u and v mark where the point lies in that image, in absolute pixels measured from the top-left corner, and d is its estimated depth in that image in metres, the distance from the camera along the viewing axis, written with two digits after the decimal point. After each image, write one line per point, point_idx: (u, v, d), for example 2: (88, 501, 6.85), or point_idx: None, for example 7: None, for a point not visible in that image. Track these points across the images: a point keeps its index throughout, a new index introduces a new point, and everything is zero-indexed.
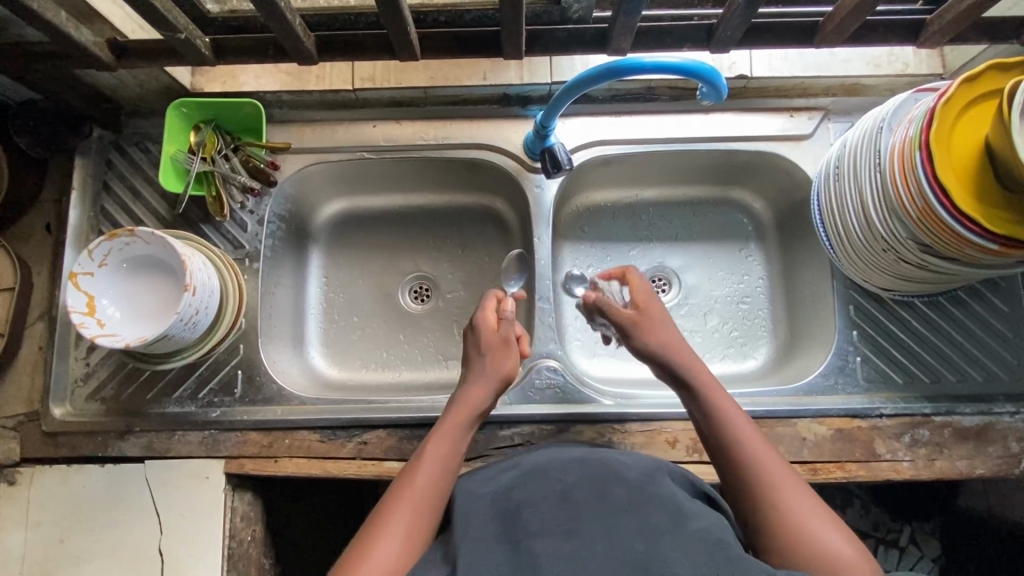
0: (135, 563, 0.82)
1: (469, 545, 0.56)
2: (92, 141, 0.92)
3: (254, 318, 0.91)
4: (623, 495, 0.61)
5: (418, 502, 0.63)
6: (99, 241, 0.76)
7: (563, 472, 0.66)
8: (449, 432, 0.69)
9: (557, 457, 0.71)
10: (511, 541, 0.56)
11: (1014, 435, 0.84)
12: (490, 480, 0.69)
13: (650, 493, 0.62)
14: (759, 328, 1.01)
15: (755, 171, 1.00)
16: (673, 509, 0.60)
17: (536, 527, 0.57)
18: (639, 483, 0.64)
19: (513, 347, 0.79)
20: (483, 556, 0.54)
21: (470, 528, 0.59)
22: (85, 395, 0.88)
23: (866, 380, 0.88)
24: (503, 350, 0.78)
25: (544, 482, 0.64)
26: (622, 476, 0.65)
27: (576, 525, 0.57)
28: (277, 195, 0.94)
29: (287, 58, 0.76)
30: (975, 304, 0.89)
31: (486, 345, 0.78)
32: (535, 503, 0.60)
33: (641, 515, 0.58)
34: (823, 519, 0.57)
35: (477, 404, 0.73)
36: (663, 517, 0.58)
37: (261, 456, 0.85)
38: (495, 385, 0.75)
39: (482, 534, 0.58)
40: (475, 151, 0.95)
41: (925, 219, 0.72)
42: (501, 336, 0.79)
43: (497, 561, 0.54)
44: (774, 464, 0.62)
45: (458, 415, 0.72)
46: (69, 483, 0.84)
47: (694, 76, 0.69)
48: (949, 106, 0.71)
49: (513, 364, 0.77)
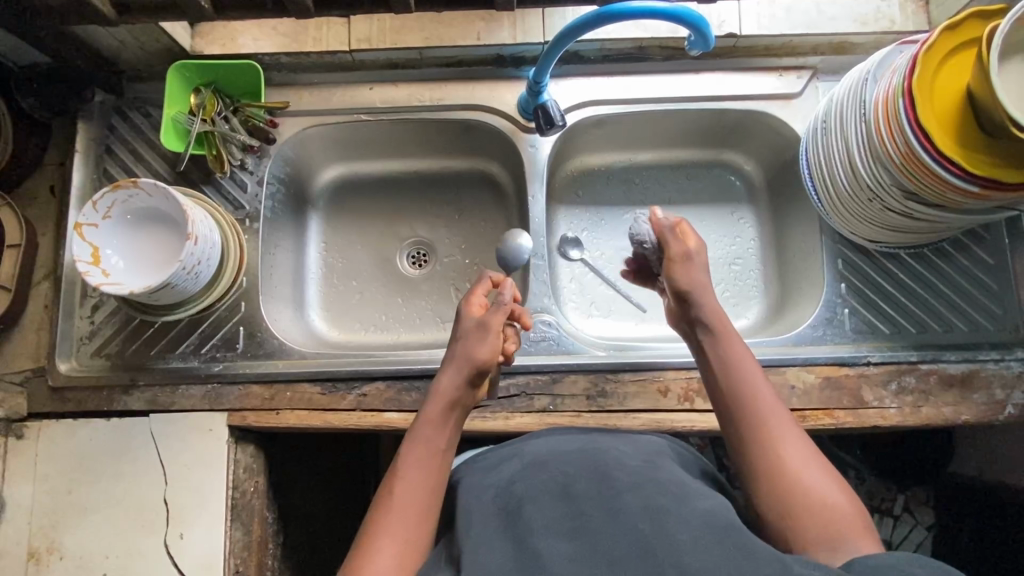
0: (142, 512, 0.84)
1: (472, 543, 0.59)
2: (95, 106, 0.94)
3: (254, 276, 0.92)
4: (624, 477, 0.62)
5: (404, 513, 0.64)
6: (102, 192, 0.78)
7: (563, 462, 0.67)
8: (421, 428, 0.71)
9: (557, 447, 0.71)
10: (515, 537, 0.58)
11: (1000, 382, 0.86)
12: (491, 475, 0.69)
13: (652, 476, 0.63)
14: (751, 288, 1.03)
15: (746, 132, 1.01)
16: (675, 490, 0.61)
17: (539, 524, 0.58)
18: (640, 468, 0.65)
19: (489, 333, 0.75)
20: (487, 554, 0.57)
21: (472, 528, 0.61)
22: (90, 351, 0.90)
23: (854, 331, 0.90)
24: (477, 337, 0.75)
25: (545, 473, 0.65)
26: (624, 461, 0.66)
27: (580, 520, 0.58)
28: (276, 156, 0.96)
29: (285, 13, 0.78)
30: (961, 257, 0.91)
31: (468, 335, 0.76)
32: (536, 498, 0.62)
33: (642, 494, 0.59)
34: (836, 489, 0.61)
35: (449, 396, 0.73)
36: (666, 498, 0.59)
37: (263, 408, 0.87)
38: (467, 374, 0.74)
39: (487, 532, 0.60)
40: (471, 112, 0.97)
41: (909, 165, 0.74)
42: (483, 322, 0.76)
43: (503, 557, 0.57)
44: (789, 429, 0.65)
45: (432, 407, 0.72)
46: (76, 436, 0.86)
47: (681, 22, 0.72)
48: (932, 54, 0.73)
49: (487, 352, 0.75)
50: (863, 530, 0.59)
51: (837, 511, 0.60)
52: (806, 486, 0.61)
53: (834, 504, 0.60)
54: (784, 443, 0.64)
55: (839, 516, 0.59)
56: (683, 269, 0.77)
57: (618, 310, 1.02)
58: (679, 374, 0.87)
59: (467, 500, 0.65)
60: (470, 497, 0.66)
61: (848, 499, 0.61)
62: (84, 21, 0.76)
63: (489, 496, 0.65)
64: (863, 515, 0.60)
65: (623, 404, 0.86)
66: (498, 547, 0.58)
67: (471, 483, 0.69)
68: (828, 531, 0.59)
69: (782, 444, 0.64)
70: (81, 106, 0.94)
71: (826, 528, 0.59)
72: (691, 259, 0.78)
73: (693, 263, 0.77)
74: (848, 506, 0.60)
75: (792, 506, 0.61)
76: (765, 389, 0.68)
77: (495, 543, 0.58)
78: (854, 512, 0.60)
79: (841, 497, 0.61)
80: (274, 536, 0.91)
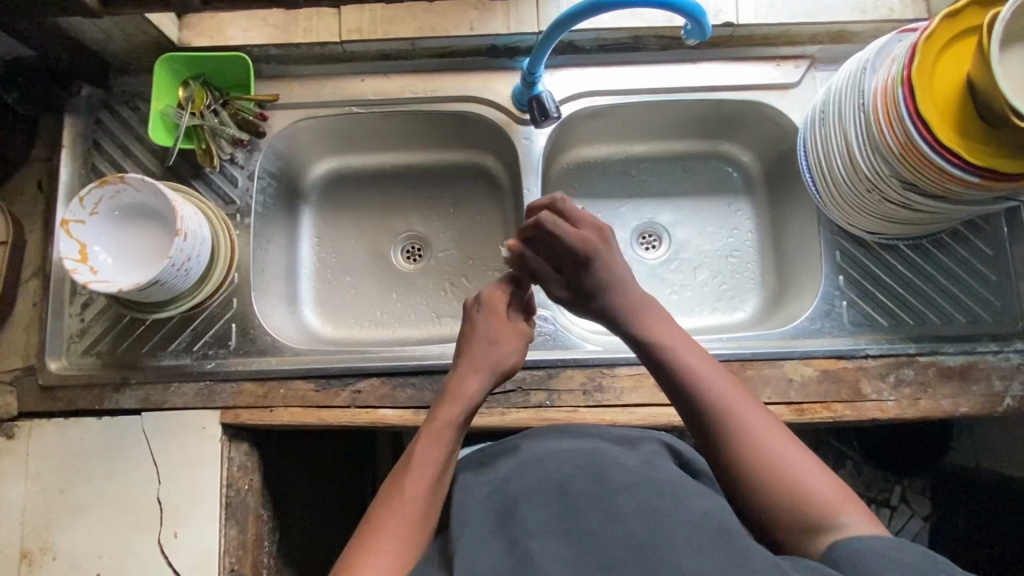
0: (135, 512, 0.83)
1: (467, 543, 0.58)
2: (82, 100, 0.93)
3: (246, 273, 0.91)
4: (621, 478, 0.62)
5: (409, 513, 0.63)
6: (89, 187, 0.77)
7: (560, 462, 0.66)
8: (444, 428, 0.69)
9: (554, 446, 0.70)
10: (508, 538, 0.58)
11: (998, 373, 0.85)
12: (486, 475, 0.69)
13: (649, 478, 0.62)
14: (748, 282, 1.02)
15: (743, 123, 1.00)
16: (671, 491, 0.60)
17: (532, 526, 0.58)
18: (637, 468, 0.64)
19: (519, 342, 0.78)
20: (481, 557, 0.56)
21: (464, 530, 0.60)
22: (80, 350, 0.89)
23: (852, 323, 0.89)
24: (510, 343, 0.77)
25: (541, 472, 0.64)
26: (622, 463, 0.65)
27: (575, 523, 0.57)
28: (267, 149, 0.95)
29: (274, 3, 0.76)
30: (960, 249, 0.90)
31: (497, 337, 0.77)
32: (531, 499, 0.61)
33: (638, 496, 0.58)
34: (808, 465, 0.60)
35: (474, 398, 0.73)
36: (662, 501, 0.58)
37: (257, 406, 0.86)
38: (492, 380, 0.75)
39: (480, 532, 0.59)
40: (464, 104, 0.95)
41: (908, 155, 0.73)
42: (516, 331, 0.78)
43: (495, 560, 0.55)
44: (747, 408, 0.64)
45: (456, 407, 0.71)
46: (67, 436, 0.85)
47: (678, 11, 0.71)
48: (932, 42, 0.72)
49: (512, 360, 0.77)
50: (844, 502, 0.57)
51: (812, 490, 0.58)
52: (779, 472, 0.59)
53: (809, 483, 0.59)
54: (746, 423, 0.62)
55: (819, 497, 0.58)
56: (586, 273, 0.76)
57: None
58: None
59: (460, 499, 0.65)
60: (466, 498, 0.65)
61: (823, 475, 0.59)
62: (67, 13, 0.75)
63: (484, 496, 0.65)
64: (845, 487, 0.59)
65: (620, 399, 0.85)
66: (492, 549, 0.57)
67: (466, 485, 0.68)
68: (808, 515, 0.57)
69: (744, 424, 0.62)
70: (69, 99, 0.93)
71: (806, 512, 0.58)
72: (602, 257, 0.76)
73: (602, 263, 0.76)
74: (828, 487, 0.58)
75: (767, 494, 0.59)
76: (714, 374, 0.66)
77: (490, 547, 0.57)
78: (833, 487, 0.58)
79: (817, 476, 0.59)
80: (270, 533, 0.91)
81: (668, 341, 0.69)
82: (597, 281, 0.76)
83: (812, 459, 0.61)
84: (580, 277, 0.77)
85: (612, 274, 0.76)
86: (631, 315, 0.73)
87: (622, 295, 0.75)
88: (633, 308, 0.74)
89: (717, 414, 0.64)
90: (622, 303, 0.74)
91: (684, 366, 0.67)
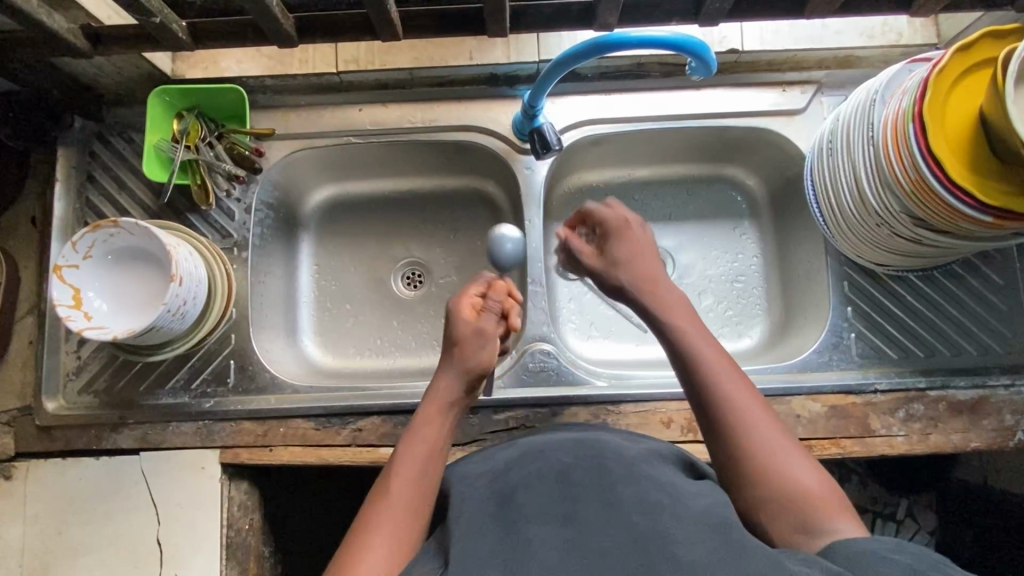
0: (134, 554, 0.82)
1: (461, 529, 0.53)
2: (75, 132, 0.91)
3: (244, 307, 0.90)
4: (620, 470, 0.57)
5: (402, 508, 0.58)
6: (81, 233, 0.75)
7: (558, 451, 0.61)
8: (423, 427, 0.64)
9: (554, 437, 0.66)
10: (506, 520, 0.53)
11: (1010, 408, 0.84)
12: (484, 465, 0.64)
13: (648, 472, 0.58)
14: (753, 307, 1.00)
15: (748, 148, 0.98)
16: (671, 487, 0.56)
17: (531, 510, 0.53)
18: (637, 461, 0.60)
19: (491, 341, 0.67)
20: (476, 541, 0.51)
21: (462, 516, 0.55)
22: (77, 388, 0.88)
23: (860, 356, 0.87)
24: (474, 339, 0.67)
25: (541, 461, 0.60)
26: (622, 454, 0.61)
27: (574, 510, 0.53)
28: (264, 181, 0.93)
29: (267, 41, 0.75)
30: (971, 278, 0.88)
31: (466, 331, 0.67)
32: (531, 484, 0.57)
33: (639, 489, 0.54)
34: (801, 462, 0.57)
35: (449, 395, 0.66)
36: (663, 495, 0.54)
37: (256, 445, 0.85)
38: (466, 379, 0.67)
39: (475, 518, 0.54)
40: (463, 133, 0.93)
41: (918, 191, 0.71)
42: (490, 324, 0.68)
43: (491, 545, 0.51)
44: (749, 399, 0.61)
45: (430, 407, 0.65)
46: (65, 476, 0.84)
47: (681, 49, 0.70)
48: (943, 76, 0.69)
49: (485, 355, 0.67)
50: (834, 508, 0.55)
51: (803, 488, 0.56)
52: (772, 465, 0.57)
53: (799, 479, 0.56)
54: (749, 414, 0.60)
55: (811, 500, 0.55)
56: (621, 243, 0.73)
57: (620, 332, 0.99)
58: (681, 404, 0.85)
59: (459, 490, 0.59)
60: (463, 486, 0.61)
61: (819, 479, 0.57)
62: (55, 53, 0.73)
63: (483, 484, 0.60)
64: (840, 495, 0.56)
65: None
66: (488, 533, 0.52)
67: (461, 475, 0.63)
68: (796, 513, 0.55)
69: (745, 414, 0.60)
70: (62, 132, 0.91)
71: (794, 509, 0.55)
72: (637, 235, 0.74)
73: (637, 237, 0.74)
74: (823, 492, 0.56)
75: (760, 488, 0.57)
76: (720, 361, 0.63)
77: (485, 529, 0.53)
78: (826, 494, 0.56)
79: (812, 478, 0.57)
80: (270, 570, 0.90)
81: (679, 325, 0.66)
82: (628, 250, 0.73)
83: (810, 461, 0.58)
84: (613, 247, 0.73)
85: (641, 248, 0.73)
86: (649, 285, 0.70)
87: (649, 262, 0.72)
88: (655, 281, 0.70)
89: (723, 407, 0.61)
90: (647, 272, 0.71)
91: (697, 352, 0.64)
